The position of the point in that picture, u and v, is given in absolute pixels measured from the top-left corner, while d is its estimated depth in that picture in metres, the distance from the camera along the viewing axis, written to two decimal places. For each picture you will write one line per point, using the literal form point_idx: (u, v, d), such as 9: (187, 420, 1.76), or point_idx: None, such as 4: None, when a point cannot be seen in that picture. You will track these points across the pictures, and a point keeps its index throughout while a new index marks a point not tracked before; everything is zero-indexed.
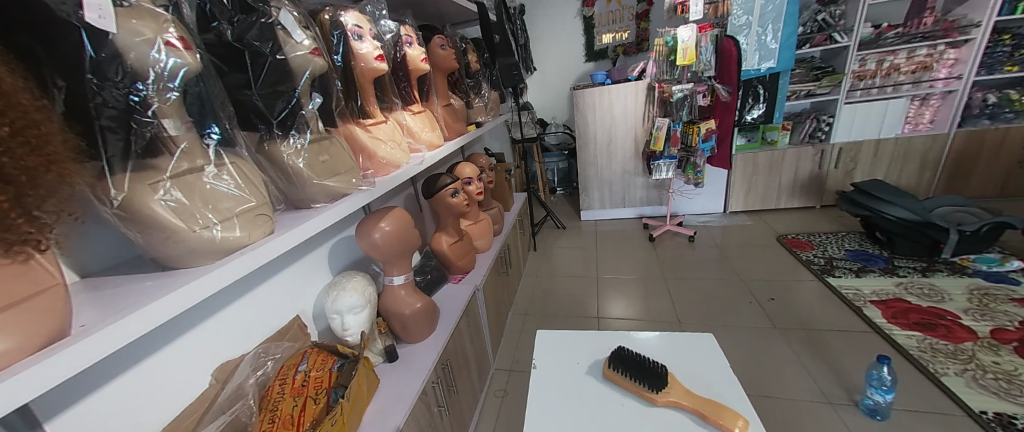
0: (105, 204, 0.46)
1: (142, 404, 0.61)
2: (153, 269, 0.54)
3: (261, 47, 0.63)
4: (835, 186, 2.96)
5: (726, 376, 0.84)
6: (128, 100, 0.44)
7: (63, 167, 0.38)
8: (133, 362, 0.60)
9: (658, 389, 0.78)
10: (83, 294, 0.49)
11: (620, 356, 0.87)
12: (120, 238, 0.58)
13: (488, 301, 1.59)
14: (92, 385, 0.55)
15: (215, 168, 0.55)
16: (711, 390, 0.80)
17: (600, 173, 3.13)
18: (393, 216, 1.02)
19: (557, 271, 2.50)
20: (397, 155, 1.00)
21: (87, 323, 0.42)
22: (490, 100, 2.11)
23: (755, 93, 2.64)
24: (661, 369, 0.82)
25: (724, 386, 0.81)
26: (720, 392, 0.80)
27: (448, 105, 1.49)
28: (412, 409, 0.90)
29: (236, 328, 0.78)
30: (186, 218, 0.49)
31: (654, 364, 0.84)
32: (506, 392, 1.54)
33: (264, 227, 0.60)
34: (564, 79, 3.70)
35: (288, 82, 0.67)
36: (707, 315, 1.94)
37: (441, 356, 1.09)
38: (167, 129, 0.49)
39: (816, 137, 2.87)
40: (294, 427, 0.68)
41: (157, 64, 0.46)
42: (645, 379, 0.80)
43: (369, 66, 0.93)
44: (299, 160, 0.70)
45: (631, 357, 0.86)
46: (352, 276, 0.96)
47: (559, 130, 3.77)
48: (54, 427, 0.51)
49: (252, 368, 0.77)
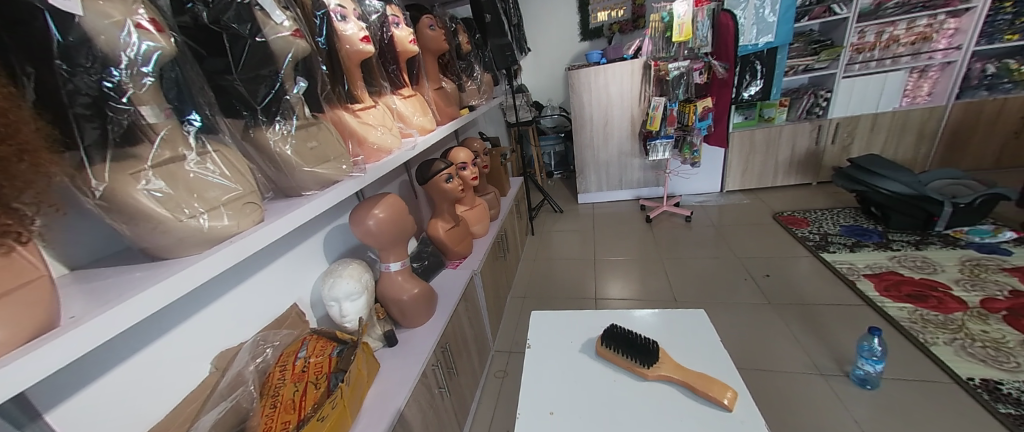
0: (87, 195, 0.45)
1: (143, 392, 0.62)
2: (144, 260, 0.54)
3: (240, 30, 0.61)
4: (833, 162, 2.95)
5: (714, 348, 0.86)
6: (101, 86, 0.43)
7: (39, 156, 0.37)
8: (132, 351, 0.61)
9: (649, 365, 0.79)
10: (73, 287, 0.49)
11: (612, 335, 0.88)
12: (107, 230, 0.57)
13: (486, 284, 1.61)
14: (92, 374, 0.56)
15: (198, 156, 0.53)
16: (698, 361, 0.83)
17: (597, 155, 3.10)
18: (387, 202, 1.01)
19: (555, 254, 2.51)
20: (389, 141, 0.98)
21: (78, 314, 0.42)
22: (484, 82, 2.08)
23: (753, 70, 2.60)
24: (652, 345, 0.83)
25: (716, 359, 0.83)
26: (709, 364, 0.82)
27: (439, 88, 1.46)
28: (413, 390, 0.92)
29: (232, 318, 0.78)
30: (172, 207, 0.48)
31: (647, 341, 0.84)
32: (506, 372, 1.57)
33: (254, 215, 0.60)
34: (560, 59, 3.62)
35: (270, 66, 0.65)
36: (701, 293, 1.96)
37: (441, 339, 1.11)
38: (145, 116, 0.48)
39: (814, 113, 2.85)
40: (296, 411, 0.69)
41: (128, 48, 0.44)
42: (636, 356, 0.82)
43: (355, 48, 0.91)
44: (287, 147, 0.69)
45: (623, 335, 0.87)
46: (348, 263, 0.96)
47: (555, 112, 3.74)
48: (56, 417, 0.51)
49: (252, 356, 0.78)
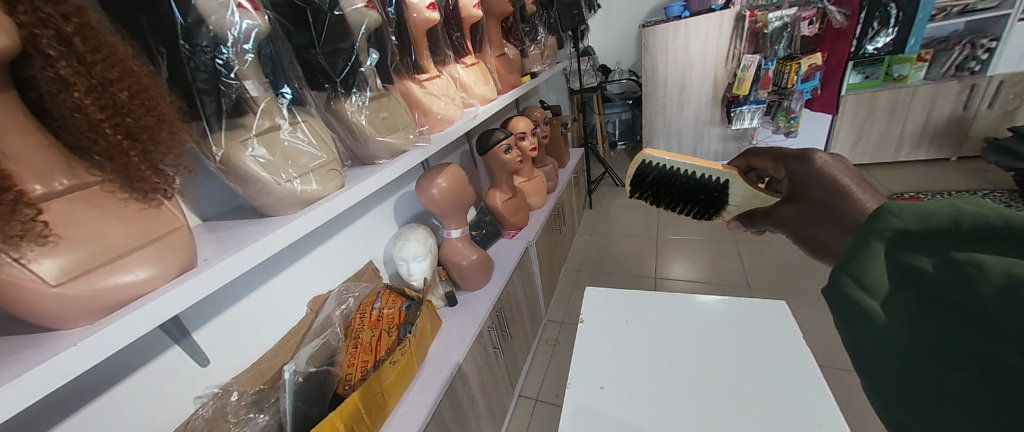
0: (211, 158, 0.54)
1: (258, 325, 0.75)
2: (254, 216, 0.63)
3: (320, 4, 0.65)
4: (984, 133, 2.35)
5: (782, 345, 0.80)
6: (214, 63, 0.49)
7: (174, 125, 0.47)
8: (249, 290, 0.73)
9: (715, 215, 0.66)
10: (205, 235, 0.59)
11: (643, 184, 0.74)
12: (226, 190, 0.68)
13: (542, 255, 1.62)
14: (222, 306, 0.68)
15: (291, 126, 0.60)
16: (755, 359, 0.78)
17: (669, 124, 2.83)
18: (449, 172, 1.05)
19: (615, 229, 2.43)
20: (452, 111, 1.00)
21: (210, 257, 0.51)
22: (549, 46, 2.00)
23: (885, 15, 2.12)
24: (721, 181, 0.63)
25: (777, 357, 0.78)
26: (772, 368, 0.76)
27: (502, 54, 1.43)
28: (470, 347, 0.99)
29: (321, 269, 0.89)
30: (272, 172, 0.56)
31: (708, 177, 0.65)
32: (558, 341, 1.62)
33: (336, 181, 0.66)
34: (634, 15, 3.31)
35: (347, 39, 0.70)
36: (781, 280, 1.77)
37: (497, 304, 1.16)
38: (249, 90, 0.54)
39: (967, 68, 2.27)
40: (372, 354, 0.79)
41: (233, 27, 0.50)
42: (692, 208, 0.68)
43: (421, 17, 0.93)
44: (362, 117, 0.74)
45: (657, 183, 0.70)
46: (415, 227, 1.03)
47: (624, 76, 3.48)
48: (199, 336, 0.65)
49: (338, 303, 0.89)
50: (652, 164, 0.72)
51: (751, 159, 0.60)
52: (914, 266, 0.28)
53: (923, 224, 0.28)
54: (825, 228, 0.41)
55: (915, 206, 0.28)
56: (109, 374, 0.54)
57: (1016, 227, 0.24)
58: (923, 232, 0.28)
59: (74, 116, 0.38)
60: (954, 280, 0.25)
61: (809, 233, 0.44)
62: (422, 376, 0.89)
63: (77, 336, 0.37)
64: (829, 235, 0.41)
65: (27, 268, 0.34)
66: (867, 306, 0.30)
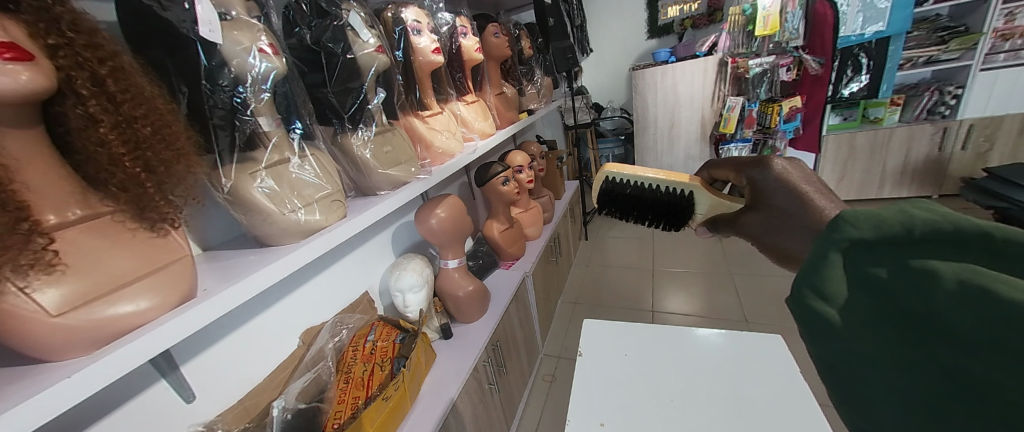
0: (218, 190, 0.55)
1: (247, 358, 0.73)
2: (255, 246, 0.64)
3: (334, 48, 0.70)
4: (960, 172, 2.46)
5: (782, 382, 0.79)
6: (232, 102, 0.53)
7: (190, 159, 0.48)
8: (242, 321, 0.72)
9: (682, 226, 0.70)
10: (206, 264, 0.60)
11: (610, 199, 0.76)
12: (230, 219, 0.69)
13: (537, 287, 1.62)
14: (213, 338, 0.67)
15: (300, 160, 0.63)
16: (756, 395, 0.77)
17: (660, 159, 2.92)
18: (448, 203, 1.08)
19: (611, 262, 2.43)
20: (453, 145, 1.04)
21: (210, 287, 0.51)
22: (544, 86, 2.09)
23: (857, 63, 2.28)
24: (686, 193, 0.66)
25: (778, 392, 0.77)
26: (773, 404, 0.75)
27: (501, 93, 1.50)
28: (466, 382, 0.96)
29: (317, 300, 0.89)
30: (278, 203, 0.57)
31: (674, 190, 0.68)
32: (555, 377, 1.57)
33: (339, 212, 0.67)
34: (624, 58, 3.51)
35: (356, 79, 0.74)
36: (779, 316, 1.76)
37: (493, 337, 1.14)
38: (263, 126, 0.57)
39: (937, 113, 2.43)
40: (365, 389, 0.77)
41: (253, 69, 0.54)
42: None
43: (426, 59, 0.97)
44: (366, 151, 0.77)
45: (627, 198, 0.74)
46: (412, 258, 1.04)
47: (616, 114, 3.63)
48: (187, 369, 0.63)
49: (331, 334, 0.88)
50: (619, 181, 0.73)
51: (712, 172, 0.62)
52: (872, 275, 0.30)
53: (877, 232, 0.29)
54: (788, 238, 0.44)
55: (868, 214, 0.30)
56: (92, 409, 0.52)
57: (963, 232, 0.25)
58: (878, 240, 0.29)
59: (97, 150, 0.41)
60: (910, 289, 0.27)
61: (773, 242, 0.46)
62: (415, 413, 0.86)
63: (73, 367, 0.37)
64: (789, 242, 0.43)
65: (29, 297, 0.34)
66: (830, 315, 0.31)
